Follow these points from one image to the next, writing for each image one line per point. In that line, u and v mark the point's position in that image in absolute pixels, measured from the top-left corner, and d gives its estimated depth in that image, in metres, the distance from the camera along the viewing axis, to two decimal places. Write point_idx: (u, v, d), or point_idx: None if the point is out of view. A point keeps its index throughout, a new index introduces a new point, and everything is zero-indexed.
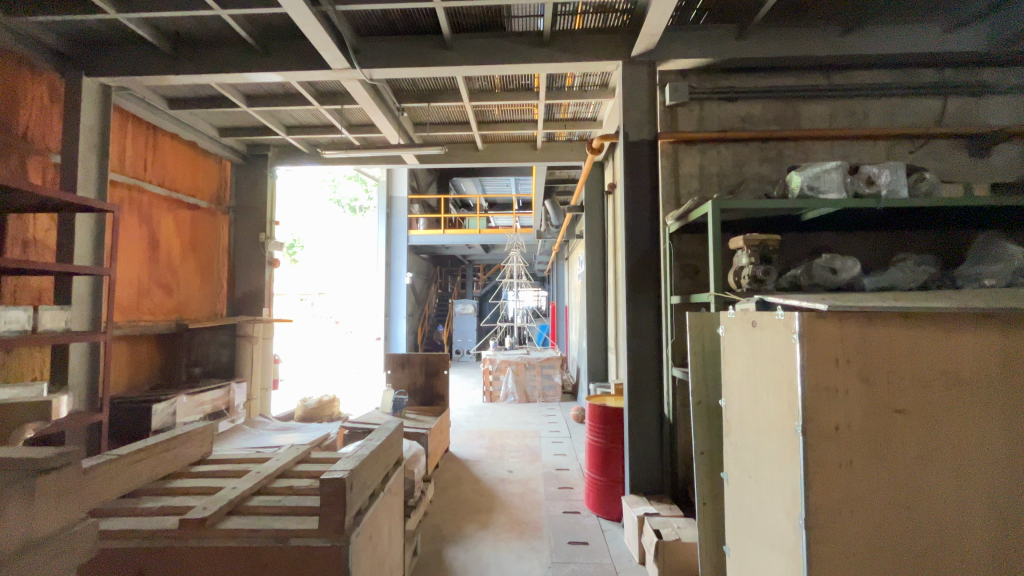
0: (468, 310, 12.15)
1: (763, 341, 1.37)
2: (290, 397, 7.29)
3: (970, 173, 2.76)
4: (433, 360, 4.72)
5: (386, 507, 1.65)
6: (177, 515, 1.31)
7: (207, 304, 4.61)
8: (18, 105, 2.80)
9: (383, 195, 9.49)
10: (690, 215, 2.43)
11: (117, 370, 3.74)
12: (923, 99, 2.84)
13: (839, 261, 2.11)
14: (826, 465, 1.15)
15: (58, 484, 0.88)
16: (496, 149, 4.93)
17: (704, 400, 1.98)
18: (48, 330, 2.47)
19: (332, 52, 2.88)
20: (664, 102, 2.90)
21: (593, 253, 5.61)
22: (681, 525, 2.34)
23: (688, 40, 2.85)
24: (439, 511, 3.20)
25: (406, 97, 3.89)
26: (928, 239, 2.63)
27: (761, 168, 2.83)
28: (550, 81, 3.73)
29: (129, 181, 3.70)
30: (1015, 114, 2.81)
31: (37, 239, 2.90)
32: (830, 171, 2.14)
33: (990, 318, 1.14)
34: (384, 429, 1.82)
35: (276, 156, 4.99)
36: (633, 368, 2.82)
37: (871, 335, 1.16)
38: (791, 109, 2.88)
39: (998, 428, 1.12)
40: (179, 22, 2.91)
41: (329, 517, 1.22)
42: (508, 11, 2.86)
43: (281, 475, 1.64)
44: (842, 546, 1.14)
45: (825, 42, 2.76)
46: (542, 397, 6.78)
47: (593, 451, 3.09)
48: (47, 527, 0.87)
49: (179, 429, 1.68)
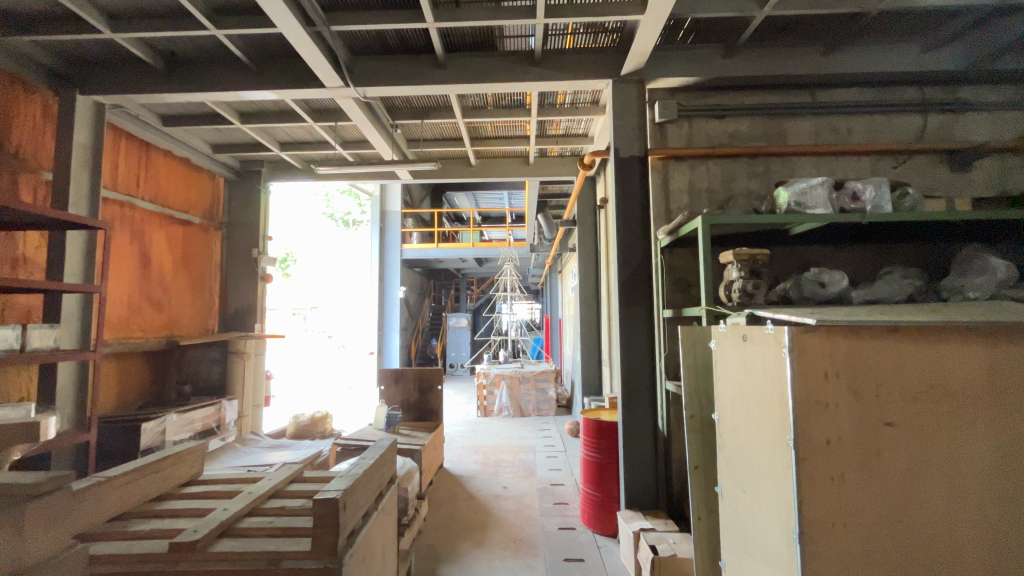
0: (462, 323, 12.03)
1: (752, 355, 1.40)
2: (282, 414, 7.19)
3: (951, 188, 2.84)
4: (427, 375, 4.68)
5: (379, 527, 1.63)
6: (168, 538, 1.29)
7: (197, 319, 4.57)
8: (11, 123, 2.82)
9: (377, 210, 9.54)
10: (680, 230, 2.47)
11: (105, 388, 3.68)
12: (904, 116, 2.93)
13: (827, 274, 2.13)
14: (818, 480, 1.16)
15: (47, 511, 0.87)
16: (490, 164, 5.00)
17: (698, 414, 1.99)
18: (36, 349, 2.42)
19: (327, 71, 2.92)
20: (653, 120, 2.96)
21: (587, 266, 5.63)
22: (677, 540, 2.31)
23: (676, 58, 2.92)
24: (433, 529, 3.15)
25: (400, 114, 3.94)
26: (914, 251, 2.69)
27: (749, 183, 2.90)
28: (542, 98, 3.81)
29: (120, 199, 3.69)
30: (994, 130, 2.89)
31: (27, 256, 2.88)
32: (816, 187, 2.18)
33: (977, 330, 1.17)
34: (378, 447, 1.80)
35: (270, 172, 4.98)
36: (626, 382, 2.83)
37: (861, 347, 1.18)
38: (778, 125, 2.96)
39: (986, 438, 1.15)
40: (175, 42, 2.95)
41: (322, 538, 1.20)
42: (500, 31, 2.93)
43: (274, 495, 1.61)
44: (836, 560, 1.15)
45: (810, 62, 2.85)
46: (537, 411, 6.76)
47: (588, 466, 3.08)
48: (38, 553, 0.86)
49: (168, 450, 1.65)
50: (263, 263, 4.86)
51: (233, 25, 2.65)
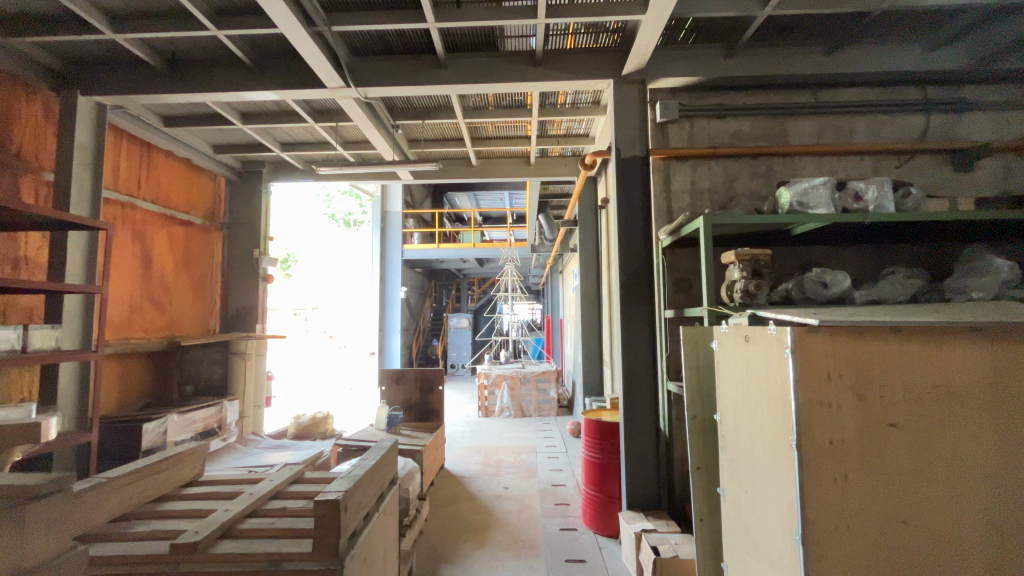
0: (462, 324, 12.03)
1: (755, 355, 1.39)
2: (282, 415, 7.19)
3: (954, 187, 2.83)
4: (428, 376, 4.67)
5: (381, 528, 1.63)
6: (169, 539, 1.29)
7: (199, 320, 4.57)
8: (11, 123, 2.82)
9: (377, 211, 9.54)
10: (682, 230, 2.46)
11: (106, 388, 3.68)
12: (906, 116, 2.92)
13: (829, 274, 2.12)
14: (822, 480, 1.15)
15: (49, 512, 0.87)
16: (490, 165, 5.00)
17: (700, 415, 1.99)
18: (38, 350, 2.43)
19: (328, 72, 2.92)
20: (654, 120, 2.96)
21: (588, 266, 5.62)
22: (679, 541, 2.31)
23: (678, 58, 2.91)
24: (434, 530, 3.15)
25: (401, 114, 3.94)
26: (917, 251, 2.68)
27: (751, 183, 2.89)
28: (543, 99, 3.81)
29: (122, 199, 3.70)
30: (996, 130, 2.88)
31: (29, 257, 2.89)
32: (817, 187, 2.17)
33: (979, 331, 1.16)
34: (379, 448, 1.79)
35: (271, 173, 4.98)
36: (628, 382, 2.82)
37: (864, 347, 1.18)
38: (779, 125, 2.95)
39: (989, 440, 1.14)
40: (175, 42, 2.95)
41: (323, 540, 1.20)
42: (501, 32, 2.93)
43: (275, 496, 1.61)
44: (839, 561, 1.14)
45: (811, 61, 2.84)
46: (538, 411, 6.75)
47: (590, 467, 3.08)
48: (39, 555, 0.85)
49: (170, 450, 1.65)
50: (263, 263, 4.87)
51: (233, 26, 2.65)
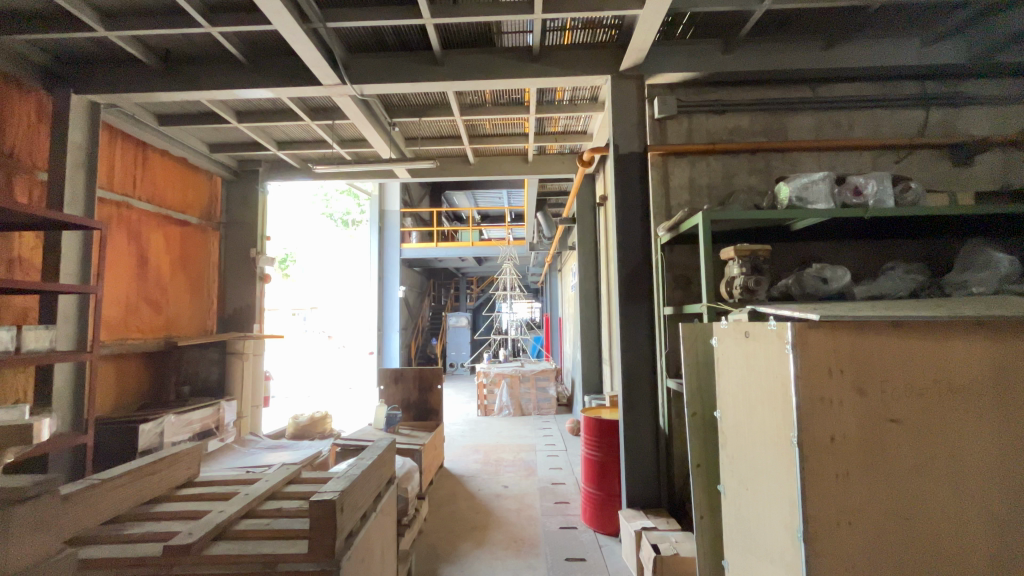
0: (462, 323, 11.99)
1: (755, 351, 1.38)
2: (281, 415, 7.17)
3: (953, 182, 2.82)
4: (427, 376, 4.65)
5: (378, 527, 1.61)
6: (163, 541, 1.28)
7: (196, 320, 4.55)
8: (4, 122, 2.80)
9: (376, 209, 9.50)
10: (681, 227, 2.44)
11: (102, 389, 3.65)
12: (906, 110, 2.91)
13: (829, 270, 2.11)
14: (823, 476, 1.14)
15: (35, 515, 0.85)
16: (488, 162, 4.97)
17: (700, 411, 1.97)
18: (32, 351, 2.40)
19: (324, 68, 2.89)
20: (653, 116, 2.94)
21: (587, 265, 5.60)
22: (679, 539, 2.29)
23: (676, 53, 2.89)
24: (434, 530, 3.13)
25: (397, 112, 3.92)
26: (915, 247, 2.68)
27: (750, 179, 2.88)
28: (540, 95, 3.79)
29: (117, 199, 3.67)
30: (995, 124, 2.87)
31: (23, 258, 2.87)
32: (817, 182, 2.15)
33: (982, 325, 1.15)
34: (376, 447, 1.78)
35: (267, 172, 4.95)
36: (627, 380, 2.81)
37: (864, 342, 1.16)
38: (777, 121, 2.94)
39: (992, 434, 1.13)
40: (169, 40, 2.93)
41: (319, 541, 1.18)
42: (498, 27, 2.91)
43: (271, 497, 1.60)
44: (842, 559, 1.13)
45: (811, 56, 2.82)
46: (537, 410, 6.74)
47: (589, 465, 3.07)
48: (25, 558, 0.83)
49: (166, 451, 1.63)
50: (260, 263, 4.84)
51: (227, 23, 2.63)
